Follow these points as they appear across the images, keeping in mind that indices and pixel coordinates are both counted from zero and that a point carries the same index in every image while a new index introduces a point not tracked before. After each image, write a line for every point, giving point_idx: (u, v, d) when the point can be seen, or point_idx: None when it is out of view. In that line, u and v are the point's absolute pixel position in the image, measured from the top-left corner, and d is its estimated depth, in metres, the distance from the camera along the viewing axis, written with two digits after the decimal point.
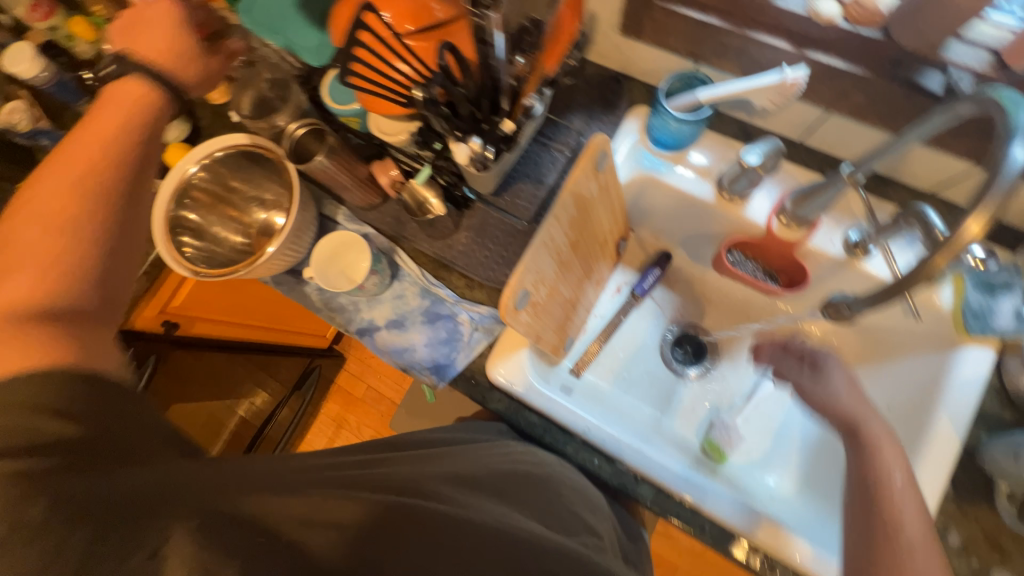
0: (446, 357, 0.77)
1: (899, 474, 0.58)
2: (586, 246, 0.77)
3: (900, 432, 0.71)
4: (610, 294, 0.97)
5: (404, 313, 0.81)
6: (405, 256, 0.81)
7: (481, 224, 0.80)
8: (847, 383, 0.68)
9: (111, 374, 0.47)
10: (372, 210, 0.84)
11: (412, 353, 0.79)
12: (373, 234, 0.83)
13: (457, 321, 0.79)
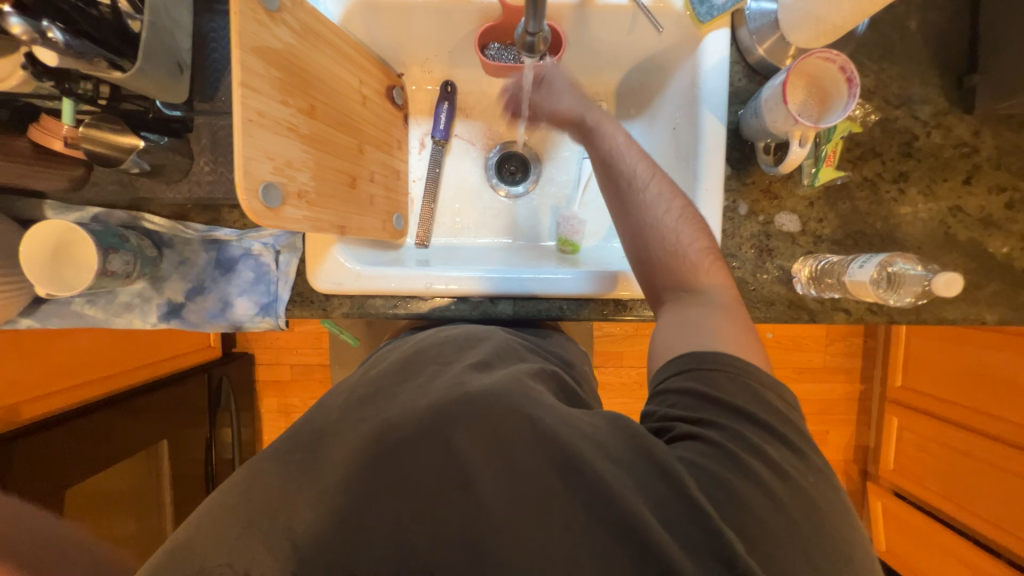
0: (248, 289, 0.71)
1: (641, 165, 0.69)
2: (336, 109, 0.68)
3: (681, 137, 0.77)
4: (417, 153, 0.93)
5: (197, 276, 0.71)
6: (154, 219, 0.70)
7: (213, 140, 0.68)
8: (569, 93, 0.77)
9: None
10: (84, 186, 0.67)
11: (226, 307, 0.72)
12: (103, 212, 0.69)
13: (255, 255, 0.71)
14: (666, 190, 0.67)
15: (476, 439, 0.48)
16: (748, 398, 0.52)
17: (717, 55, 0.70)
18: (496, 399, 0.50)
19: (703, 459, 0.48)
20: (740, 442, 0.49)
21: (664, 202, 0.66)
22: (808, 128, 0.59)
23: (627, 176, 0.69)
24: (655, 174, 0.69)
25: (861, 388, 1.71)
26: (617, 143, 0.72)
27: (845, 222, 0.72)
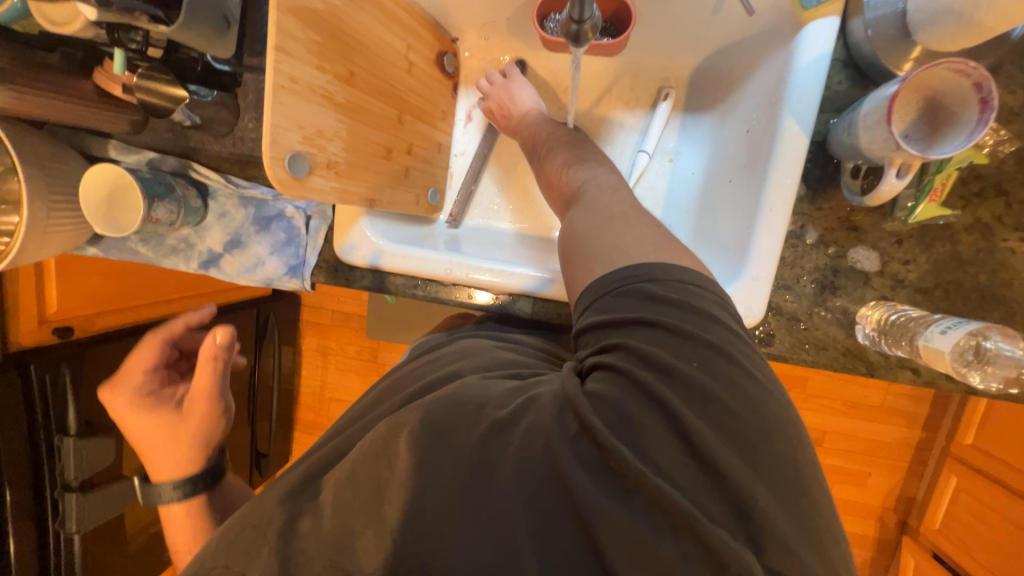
0: (276, 250, 0.73)
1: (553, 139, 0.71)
2: (377, 76, 0.65)
3: (750, 144, 0.67)
4: (463, 126, 0.89)
5: (235, 230, 0.74)
6: (201, 169, 0.71)
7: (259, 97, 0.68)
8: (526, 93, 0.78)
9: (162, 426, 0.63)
10: (143, 130, 0.70)
11: (255, 265, 0.74)
12: (156, 157, 0.71)
13: (289, 217, 0.73)
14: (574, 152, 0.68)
15: (425, 432, 0.43)
16: (650, 332, 0.43)
17: (818, 50, 0.58)
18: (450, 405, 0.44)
19: (615, 400, 0.41)
20: (656, 375, 0.41)
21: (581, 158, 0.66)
22: (912, 157, 0.49)
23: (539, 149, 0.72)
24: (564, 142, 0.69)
25: (921, 437, 1.53)
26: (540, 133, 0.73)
27: (937, 269, 0.61)
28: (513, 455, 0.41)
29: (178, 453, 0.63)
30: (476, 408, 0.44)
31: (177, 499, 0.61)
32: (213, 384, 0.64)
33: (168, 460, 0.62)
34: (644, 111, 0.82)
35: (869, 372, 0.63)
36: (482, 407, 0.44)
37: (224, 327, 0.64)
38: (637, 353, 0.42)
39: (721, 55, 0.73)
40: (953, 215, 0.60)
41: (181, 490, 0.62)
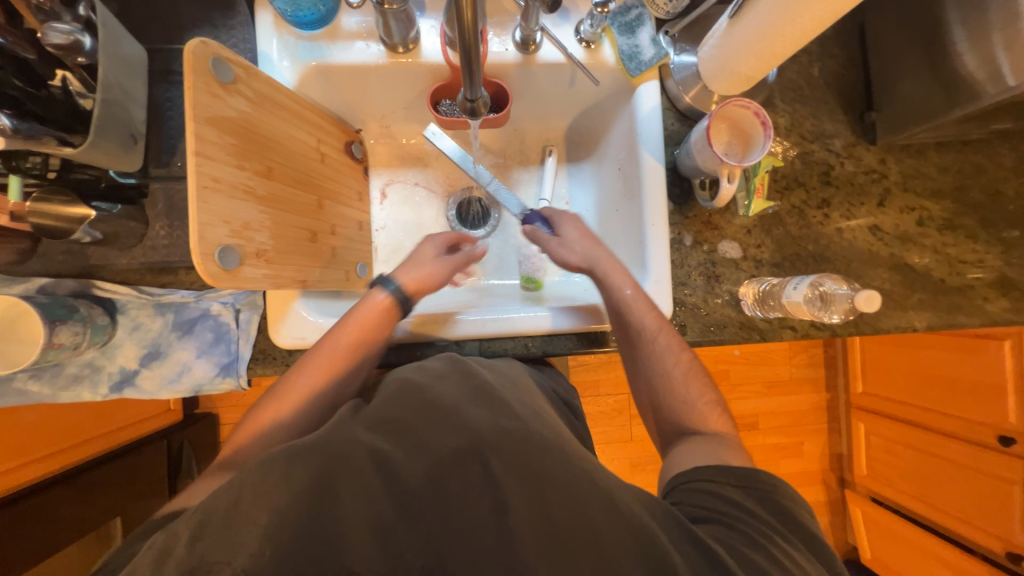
0: (203, 351, 0.70)
1: (648, 317, 0.69)
2: (293, 168, 0.70)
3: (626, 178, 0.83)
4: (379, 203, 0.95)
5: (153, 341, 0.70)
6: (107, 286, 0.67)
7: (169, 204, 0.68)
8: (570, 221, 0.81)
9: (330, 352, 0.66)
10: (31, 258, 0.65)
11: (179, 372, 0.70)
12: (50, 282, 0.66)
13: (214, 315, 0.70)
14: (672, 342, 0.69)
15: (513, 469, 0.49)
16: (754, 499, 0.54)
17: (651, 104, 0.77)
18: (531, 443, 0.52)
19: (721, 538, 0.50)
20: (760, 539, 0.50)
21: (677, 356, 0.69)
22: (734, 167, 0.66)
23: (635, 326, 0.69)
24: (662, 325, 0.69)
25: (827, 397, 1.77)
26: (625, 295, 0.70)
27: (780, 246, 0.79)
28: (584, 486, 0.49)
29: (372, 322, 0.69)
30: (555, 448, 0.52)
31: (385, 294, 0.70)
32: (461, 262, 0.79)
33: (328, 352, 0.66)
34: (536, 167, 0.97)
35: (762, 337, 0.76)
36: (574, 459, 0.52)
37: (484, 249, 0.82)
38: (745, 514, 0.52)
39: (584, 117, 0.91)
40: (775, 206, 0.79)
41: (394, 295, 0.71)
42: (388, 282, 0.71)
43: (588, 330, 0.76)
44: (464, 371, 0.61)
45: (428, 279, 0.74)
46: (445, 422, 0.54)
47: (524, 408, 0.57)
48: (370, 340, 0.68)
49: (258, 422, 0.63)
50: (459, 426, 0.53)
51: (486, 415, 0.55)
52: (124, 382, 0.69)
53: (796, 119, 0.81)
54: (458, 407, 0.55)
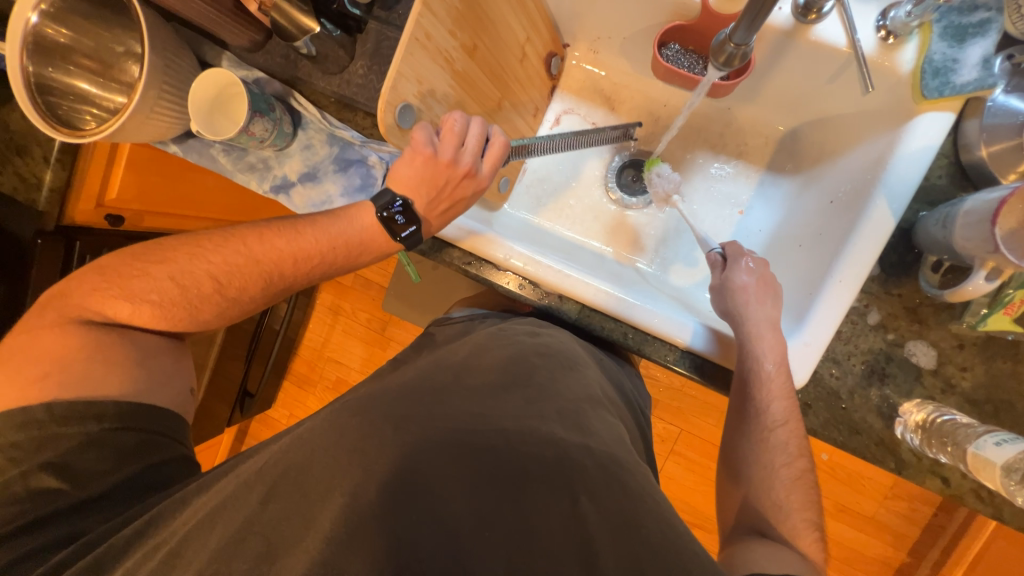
0: (346, 191, 0.75)
1: (779, 404, 0.60)
2: (493, 55, 0.67)
3: (836, 217, 0.67)
4: (549, 127, 0.90)
5: (314, 164, 0.76)
6: (303, 100, 0.74)
7: (376, 47, 0.71)
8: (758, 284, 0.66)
9: (266, 251, 0.63)
10: (259, 51, 0.73)
11: (321, 199, 0.76)
12: (264, 78, 0.74)
13: (369, 165, 0.75)
14: (794, 444, 0.61)
15: (603, 519, 0.41)
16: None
17: (925, 142, 0.59)
18: (620, 471, 0.45)
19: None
20: None
21: (782, 455, 0.61)
22: (1006, 262, 0.49)
23: (757, 406, 0.61)
24: (790, 420, 0.61)
25: (904, 560, 1.48)
26: (765, 371, 0.60)
27: (992, 384, 0.60)
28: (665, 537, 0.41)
29: (360, 240, 0.64)
30: (634, 483, 0.45)
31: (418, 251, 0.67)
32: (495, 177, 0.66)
33: (275, 246, 0.63)
34: (728, 159, 0.83)
35: (897, 469, 0.61)
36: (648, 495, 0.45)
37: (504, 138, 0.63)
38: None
39: (822, 124, 0.74)
40: (1022, 334, 0.59)
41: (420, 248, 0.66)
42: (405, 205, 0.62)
43: (709, 357, 0.68)
44: (551, 344, 0.60)
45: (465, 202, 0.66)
46: (519, 414, 0.48)
47: (601, 418, 0.52)
48: (337, 254, 0.64)
49: (177, 281, 0.61)
50: (537, 428, 0.46)
51: (563, 421, 0.49)
52: (281, 187, 0.77)
53: None
54: (538, 403, 0.50)
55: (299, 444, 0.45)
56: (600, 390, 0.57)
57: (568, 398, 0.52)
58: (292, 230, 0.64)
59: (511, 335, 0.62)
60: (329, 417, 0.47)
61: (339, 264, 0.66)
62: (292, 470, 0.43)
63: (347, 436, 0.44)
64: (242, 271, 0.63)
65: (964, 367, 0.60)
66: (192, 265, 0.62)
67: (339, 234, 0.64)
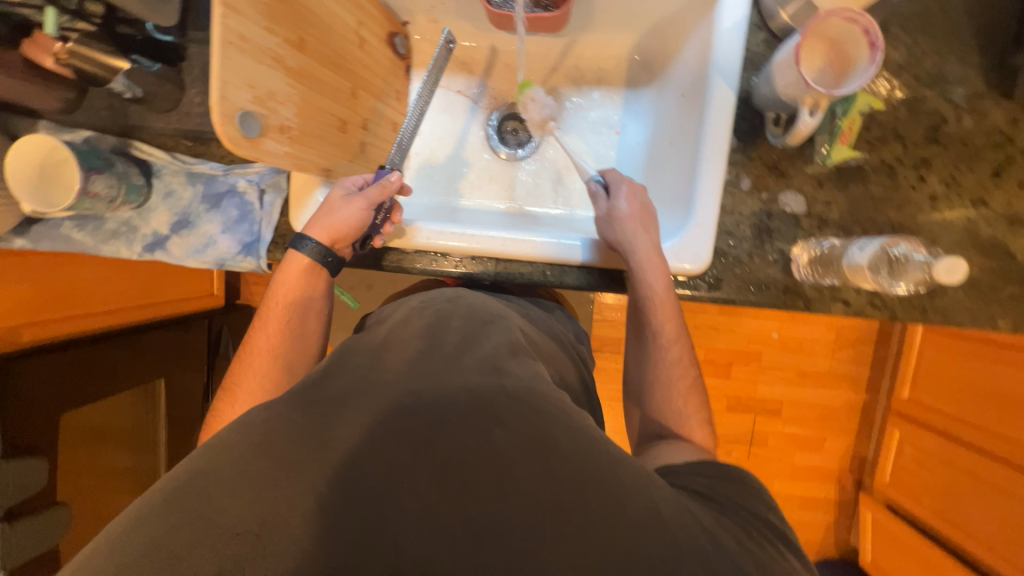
0: (226, 226, 0.71)
1: (669, 324, 0.66)
2: (327, 45, 0.66)
3: (688, 109, 0.73)
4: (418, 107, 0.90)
5: (183, 209, 0.71)
6: (145, 146, 0.69)
7: (205, 71, 0.67)
8: (635, 212, 0.68)
9: (263, 342, 0.66)
10: (77, 109, 0.67)
11: (201, 241, 0.71)
12: (93, 135, 0.68)
13: (240, 192, 0.71)
14: (686, 356, 0.68)
15: (521, 443, 0.44)
16: (748, 494, 0.50)
17: (736, 16, 0.65)
18: (537, 400, 0.46)
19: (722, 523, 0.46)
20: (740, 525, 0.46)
21: (678, 367, 0.67)
22: (819, 95, 0.55)
23: (653, 328, 0.67)
24: (681, 336, 0.68)
25: (865, 399, 1.66)
26: (657, 297, 0.65)
27: (854, 207, 0.68)
28: (587, 453, 0.44)
29: (301, 285, 0.67)
30: (559, 414, 0.46)
31: (313, 254, 0.66)
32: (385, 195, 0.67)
33: (264, 328, 0.66)
34: (591, 88, 0.87)
35: (806, 307, 0.68)
36: (573, 417, 0.47)
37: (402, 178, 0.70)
38: (749, 512, 0.48)
39: (654, 32, 0.79)
40: (861, 159, 0.67)
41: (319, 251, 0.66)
42: (306, 238, 0.66)
43: (600, 266, 0.73)
44: (460, 303, 0.61)
45: (361, 229, 0.66)
46: (439, 374, 0.48)
47: (522, 361, 0.51)
48: (304, 304, 0.68)
49: (221, 415, 0.62)
50: (453, 382, 0.47)
51: (479, 371, 0.48)
52: (154, 243, 0.72)
53: (917, 56, 0.66)
54: (452, 365, 0.49)
55: (211, 454, 0.44)
56: (516, 329, 0.58)
57: (493, 341, 0.53)
58: (264, 310, 0.67)
59: (426, 305, 0.61)
60: (248, 417, 0.47)
61: (317, 309, 0.69)
62: (212, 480, 0.42)
63: (273, 433, 0.45)
64: (259, 372, 0.64)
65: (830, 201, 0.68)
66: (227, 392, 0.64)
67: (297, 288, 0.67)
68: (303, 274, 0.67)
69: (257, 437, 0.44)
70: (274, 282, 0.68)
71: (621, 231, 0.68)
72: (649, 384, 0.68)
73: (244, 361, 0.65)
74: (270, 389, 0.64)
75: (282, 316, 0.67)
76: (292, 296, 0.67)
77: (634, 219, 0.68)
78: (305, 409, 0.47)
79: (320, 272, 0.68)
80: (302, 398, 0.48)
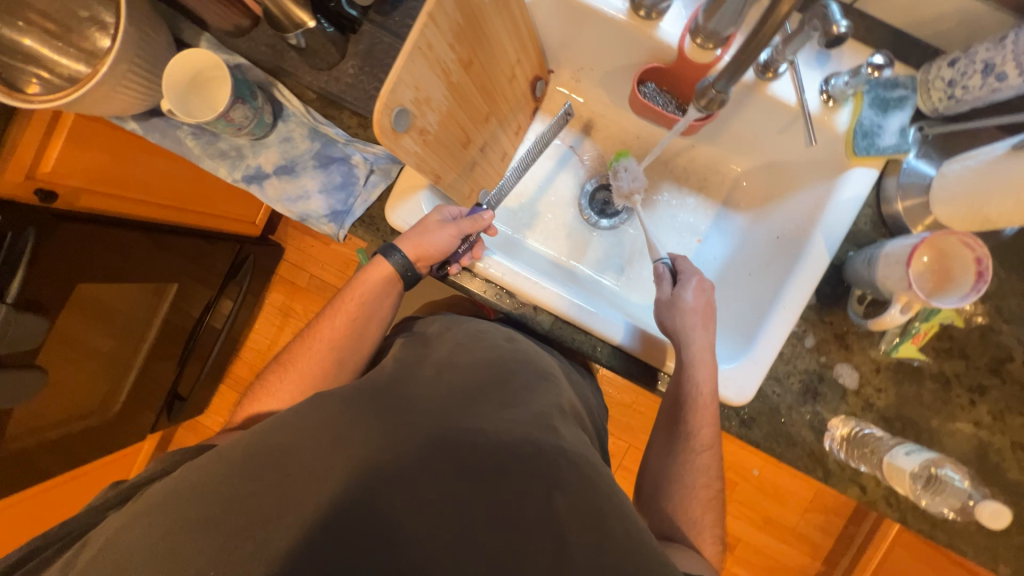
0: (324, 188, 0.74)
1: (705, 429, 0.66)
2: (486, 72, 0.70)
3: (777, 250, 0.76)
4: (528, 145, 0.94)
5: (293, 158, 0.74)
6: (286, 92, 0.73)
7: (369, 50, 0.71)
8: (697, 307, 0.70)
9: (327, 330, 0.68)
10: (242, 36, 0.71)
11: (296, 193, 0.74)
12: (246, 65, 0.72)
13: (351, 163, 0.74)
14: (713, 466, 0.67)
15: (572, 506, 0.46)
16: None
17: (855, 191, 0.69)
18: (585, 467, 0.49)
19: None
20: None
21: (703, 476, 0.67)
22: (917, 298, 0.58)
23: (688, 429, 0.67)
24: (713, 445, 0.67)
25: (819, 570, 1.62)
26: (701, 399, 0.66)
27: (902, 404, 0.69)
28: (619, 540, 0.44)
29: (376, 291, 0.69)
30: (602, 484, 0.48)
31: (398, 267, 0.68)
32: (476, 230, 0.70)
33: (332, 318, 0.69)
34: (690, 192, 0.91)
35: (825, 478, 0.69)
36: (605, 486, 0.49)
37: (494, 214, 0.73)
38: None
39: (768, 169, 0.84)
40: (923, 362, 0.69)
41: (404, 265, 0.68)
42: (394, 251, 0.68)
43: (638, 355, 0.73)
44: (518, 344, 0.64)
45: (447, 252, 0.68)
46: (493, 414, 0.51)
47: (570, 423, 0.54)
48: (372, 309, 0.69)
49: (275, 384, 0.66)
50: (509, 424, 0.50)
51: (532, 419, 0.51)
52: (253, 177, 0.74)
53: (1004, 291, 0.69)
54: (508, 405, 0.52)
55: (278, 431, 0.46)
56: (563, 390, 0.60)
57: (541, 397, 0.55)
58: (339, 302, 0.70)
59: (488, 338, 0.63)
60: (312, 401, 0.49)
61: (382, 316, 0.71)
62: (277, 454, 0.45)
63: (341, 420, 0.47)
64: (316, 357, 0.67)
65: (881, 389, 0.70)
66: (284, 365, 0.67)
67: (373, 293, 0.69)
68: (382, 284, 0.69)
69: (327, 422, 0.47)
70: (355, 280, 0.70)
71: (681, 323, 0.69)
72: (670, 484, 0.67)
73: (308, 342, 0.68)
74: (315, 377, 0.66)
75: (352, 314, 0.69)
76: (366, 298, 0.69)
77: (695, 315, 0.70)
78: (352, 408, 0.48)
79: (394, 283, 0.69)
80: (367, 391, 0.50)
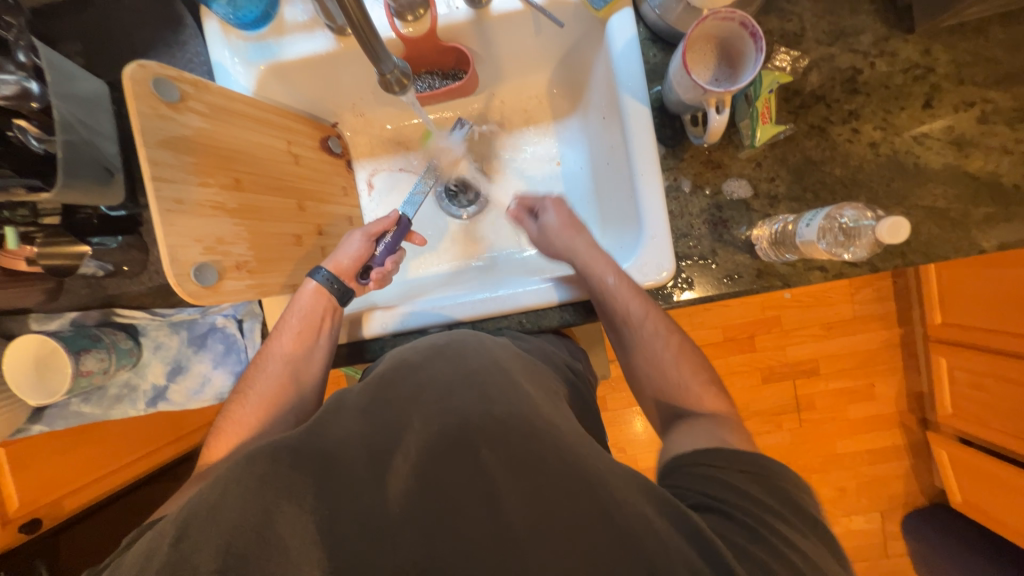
0: (214, 364, 0.75)
1: (634, 302, 0.66)
2: (266, 174, 0.70)
3: (611, 127, 0.76)
4: (368, 194, 0.94)
5: (174, 358, 0.76)
6: (125, 312, 0.73)
7: None
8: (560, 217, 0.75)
9: (272, 355, 0.69)
10: (61, 295, 0.70)
11: (196, 381, 0.75)
12: (79, 315, 0.73)
13: (221, 327, 0.75)
14: (662, 327, 0.67)
15: (505, 460, 0.47)
16: (755, 483, 0.50)
17: (625, 36, 0.68)
18: (525, 427, 0.49)
19: (720, 530, 0.46)
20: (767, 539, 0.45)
21: (660, 335, 0.67)
22: (720, 94, 0.57)
23: (621, 315, 0.66)
24: (649, 311, 0.67)
25: (901, 333, 1.58)
26: (609, 285, 0.67)
27: (799, 177, 0.68)
28: (580, 493, 0.45)
29: (312, 306, 0.70)
30: (543, 432, 0.49)
31: (323, 278, 0.70)
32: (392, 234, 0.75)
33: (280, 338, 0.69)
34: (522, 130, 0.90)
35: (785, 284, 0.68)
36: (549, 437, 0.48)
37: (401, 213, 0.77)
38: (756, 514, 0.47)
39: (562, 67, 0.83)
40: (791, 134, 0.68)
41: (329, 278, 0.70)
42: (318, 269, 0.70)
43: (581, 300, 0.73)
44: (466, 332, 0.65)
45: (360, 258, 0.73)
46: (425, 406, 0.52)
47: (518, 388, 0.54)
48: (312, 326, 0.70)
49: (235, 420, 0.66)
50: (445, 411, 0.51)
51: (476, 400, 0.52)
52: (155, 396, 0.76)
53: (811, 22, 0.68)
54: (452, 391, 0.53)
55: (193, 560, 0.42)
56: (508, 348, 0.62)
57: (488, 362, 0.57)
58: (279, 323, 0.71)
59: (424, 344, 0.63)
60: (242, 467, 0.47)
61: (326, 330, 0.71)
62: None
63: (265, 488, 0.46)
64: (269, 382, 0.68)
65: (776, 176, 0.68)
66: (241, 395, 0.68)
67: (311, 304, 0.69)
68: (316, 302, 0.70)
69: (252, 491, 0.45)
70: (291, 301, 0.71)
71: (558, 241, 0.74)
72: None
73: (263, 363, 0.70)
74: (278, 394, 0.68)
75: (291, 339, 0.69)
76: (298, 316, 0.70)
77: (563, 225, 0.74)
78: (282, 509, 0.45)
79: (329, 297, 0.70)
80: (297, 464, 0.48)
